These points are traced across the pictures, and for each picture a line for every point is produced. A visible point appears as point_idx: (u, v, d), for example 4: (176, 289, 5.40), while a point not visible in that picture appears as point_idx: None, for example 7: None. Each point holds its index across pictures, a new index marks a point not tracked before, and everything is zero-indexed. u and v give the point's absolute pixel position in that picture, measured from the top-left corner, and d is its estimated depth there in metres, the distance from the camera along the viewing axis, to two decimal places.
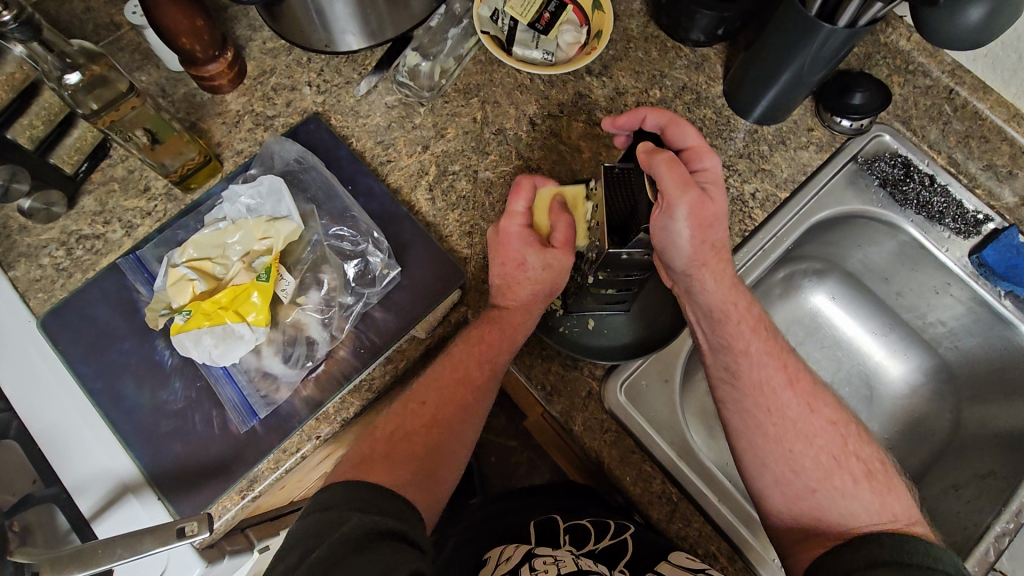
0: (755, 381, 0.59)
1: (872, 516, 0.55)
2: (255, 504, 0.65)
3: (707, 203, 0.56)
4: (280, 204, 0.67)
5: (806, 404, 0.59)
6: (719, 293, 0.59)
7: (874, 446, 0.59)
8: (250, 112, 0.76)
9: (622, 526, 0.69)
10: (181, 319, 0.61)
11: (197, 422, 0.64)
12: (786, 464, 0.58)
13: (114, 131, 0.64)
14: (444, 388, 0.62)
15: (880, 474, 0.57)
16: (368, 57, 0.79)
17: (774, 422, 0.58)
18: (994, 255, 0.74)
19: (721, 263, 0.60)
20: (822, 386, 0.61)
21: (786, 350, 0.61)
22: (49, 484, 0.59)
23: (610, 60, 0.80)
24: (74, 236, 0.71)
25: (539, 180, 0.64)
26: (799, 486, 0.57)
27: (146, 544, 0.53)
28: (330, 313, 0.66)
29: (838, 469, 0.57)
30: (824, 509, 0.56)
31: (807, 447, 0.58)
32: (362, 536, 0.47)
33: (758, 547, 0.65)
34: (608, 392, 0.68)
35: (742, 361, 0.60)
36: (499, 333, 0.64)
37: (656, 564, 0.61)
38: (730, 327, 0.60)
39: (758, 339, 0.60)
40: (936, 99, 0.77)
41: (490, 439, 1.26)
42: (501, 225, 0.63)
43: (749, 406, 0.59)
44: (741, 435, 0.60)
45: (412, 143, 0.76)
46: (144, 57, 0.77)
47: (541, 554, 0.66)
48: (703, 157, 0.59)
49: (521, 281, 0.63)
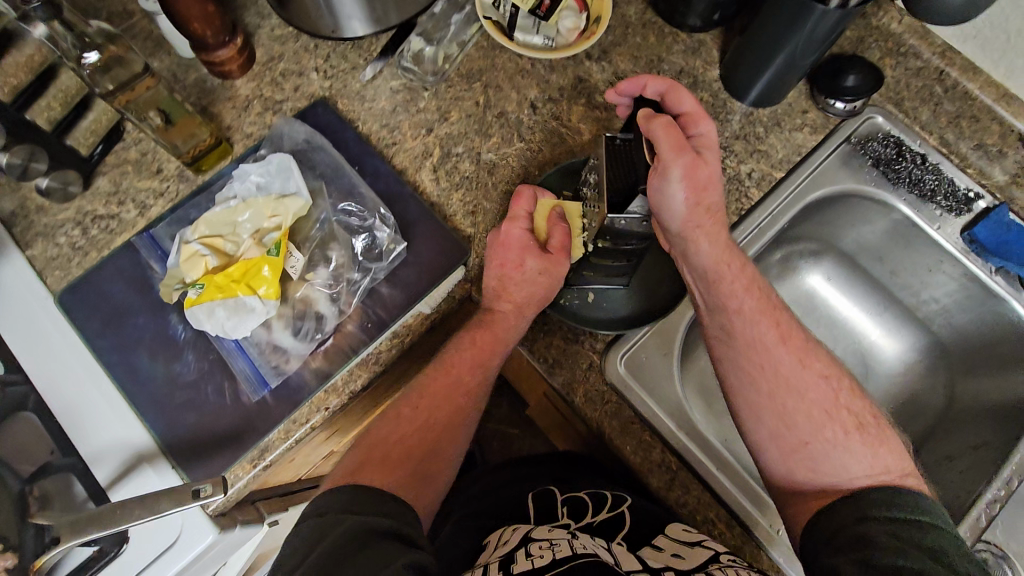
0: (749, 338, 0.61)
1: (865, 467, 0.56)
2: (266, 474, 0.67)
3: (700, 167, 0.58)
4: (289, 181, 0.69)
5: (798, 358, 0.61)
6: (710, 253, 0.62)
7: (866, 401, 0.60)
8: (259, 96, 0.79)
9: (619, 500, 0.71)
10: (194, 293, 0.63)
11: (209, 393, 0.66)
12: (778, 419, 0.59)
13: (130, 111, 0.66)
14: (438, 395, 0.65)
15: (872, 428, 0.59)
16: (373, 44, 0.81)
17: (767, 377, 0.60)
18: (985, 231, 0.75)
19: (714, 224, 0.62)
20: (817, 347, 0.63)
21: (780, 308, 0.63)
22: (66, 454, 0.62)
23: (609, 45, 0.82)
24: (89, 217, 0.73)
25: (540, 189, 0.69)
26: (792, 439, 0.59)
27: (162, 505, 0.55)
28: (338, 288, 0.68)
29: (830, 422, 0.58)
30: (816, 461, 0.58)
31: (799, 402, 0.59)
32: (370, 533, 0.50)
33: (765, 524, 0.66)
34: (608, 364, 0.70)
35: (736, 321, 0.62)
36: (491, 336, 0.66)
37: (652, 539, 0.64)
38: (724, 286, 0.62)
39: (750, 297, 0.62)
40: (927, 81, 0.79)
41: (492, 426, 1.29)
42: (503, 228, 0.67)
43: (742, 361, 0.61)
44: (736, 391, 0.62)
45: (416, 126, 0.78)
46: (157, 44, 0.79)
47: (538, 539, 0.63)
48: (698, 124, 0.61)
49: (518, 282, 0.65)
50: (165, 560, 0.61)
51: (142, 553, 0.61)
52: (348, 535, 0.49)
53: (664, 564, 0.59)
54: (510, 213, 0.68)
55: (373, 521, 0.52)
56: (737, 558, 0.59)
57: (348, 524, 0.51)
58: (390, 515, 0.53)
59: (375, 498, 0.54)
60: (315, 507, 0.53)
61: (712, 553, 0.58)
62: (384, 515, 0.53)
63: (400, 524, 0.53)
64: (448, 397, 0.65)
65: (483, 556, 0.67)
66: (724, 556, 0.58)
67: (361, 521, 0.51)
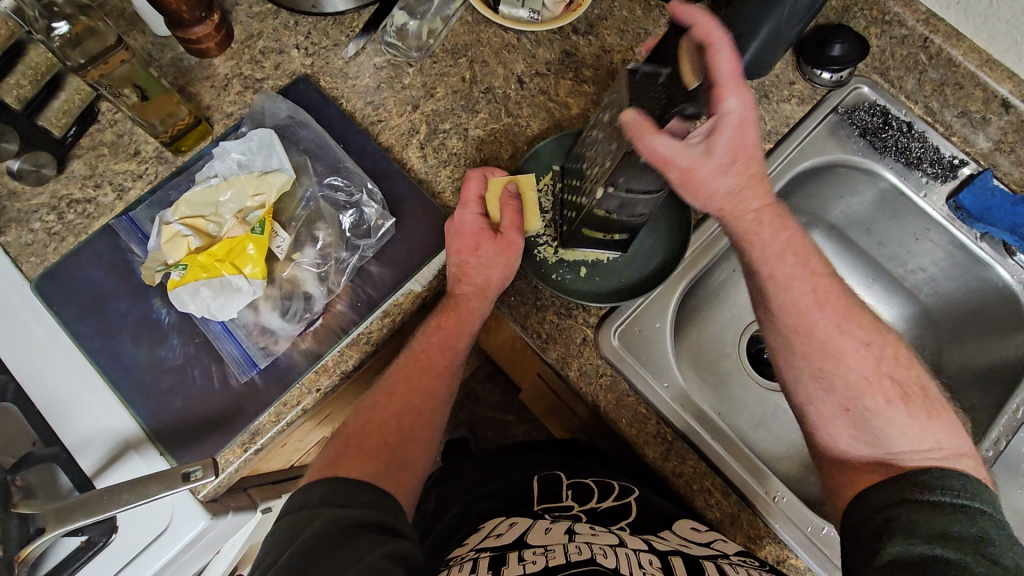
0: (785, 304, 0.61)
1: (912, 442, 0.57)
2: (258, 458, 0.65)
3: (703, 165, 0.55)
4: (271, 158, 0.67)
5: (841, 325, 0.60)
6: (745, 223, 0.60)
7: (913, 369, 0.60)
8: (238, 75, 0.76)
9: (625, 490, 0.71)
10: (177, 274, 0.62)
11: (196, 376, 0.65)
12: (816, 381, 0.60)
13: (103, 87, 0.63)
14: (410, 374, 0.65)
15: (919, 400, 0.58)
16: (355, 19, 0.79)
17: (805, 342, 0.60)
18: (970, 198, 0.76)
19: (743, 203, 0.60)
20: (863, 313, 0.61)
21: (828, 273, 0.62)
22: (48, 444, 0.60)
23: (595, 19, 0.81)
24: (64, 201, 0.71)
25: (487, 170, 0.70)
26: (832, 404, 0.60)
27: (152, 489, 0.54)
28: (326, 267, 0.67)
29: (872, 390, 0.58)
30: (860, 428, 0.59)
31: (837, 367, 0.59)
32: (355, 528, 0.49)
33: (764, 496, 0.66)
34: (601, 337, 0.69)
35: (768, 285, 0.61)
36: (457, 319, 0.67)
37: (659, 531, 0.63)
38: (771, 252, 0.61)
39: (787, 262, 0.61)
40: (912, 49, 0.79)
41: (485, 412, 1.28)
42: (456, 215, 0.68)
43: (781, 323, 0.62)
44: (775, 350, 0.63)
45: (402, 103, 0.76)
46: (130, 22, 0.77)
47: (533, 544, 0.60)
48: (722, 100, 0.53)
49: (475, 265, 0.66)
50: (155, 551, 0.60)
51: (134, 542, 0.60)
52: (323, 531, 0.48)
53: (670, 548, 0.59)
54: (461, 199, 0.69)
55: (352, 516, 0.50)
56: (747, 559, 0.58)
57: (324, 518, 0.50)
58: (371, 505, 0.52)
59: (352, 491, 0.53)
60: (294, 500, 0.53)
61: (716, 554, 0.58)
62: (362, 505, 0.52)
63: (382, 514, 0.52)
64: (423, 377, 0.65)
65: (474, 543, 0.66)
66: (734, 556, 0.58)
67: (343, 514, 0.50)
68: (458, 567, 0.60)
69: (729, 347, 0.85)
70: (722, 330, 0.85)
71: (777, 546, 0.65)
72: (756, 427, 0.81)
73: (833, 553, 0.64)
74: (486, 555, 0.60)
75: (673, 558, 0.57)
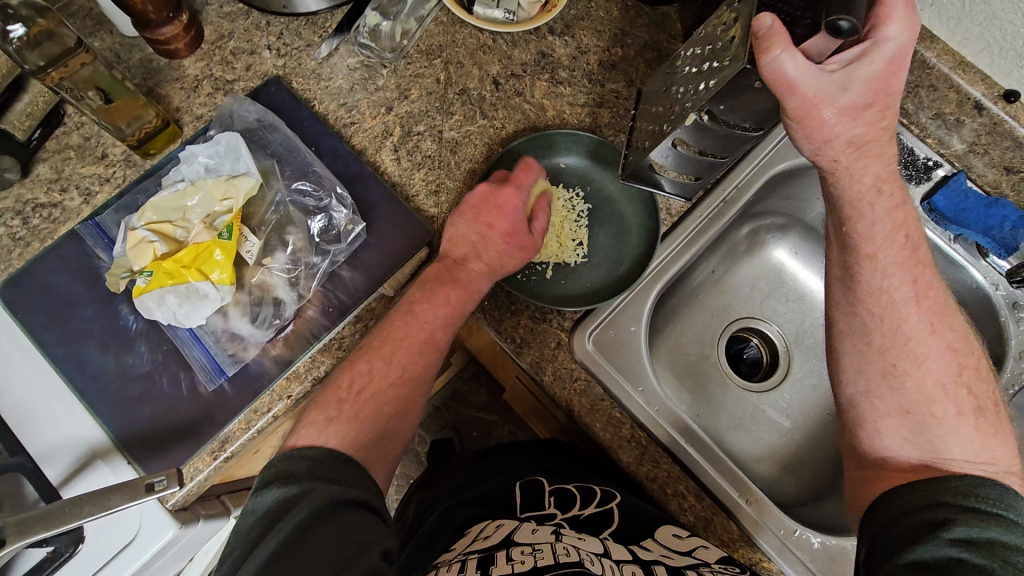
0: (875, 287, 0.59)
1: (970, 453, 0.56)
2: (227, 466, 0.65)
3: (831, 95, 0.51)
4: (239, 161, 0.66)
5: (929, 323, 0.58)
6: (859, 188, 0.58)
7: (988, 385, 0.58)
8: (209, 76, 0.75)
9: (608, 496, 0.71)
10: (142, 281, 0.61)
11: (164, 384, 0.64)
12: (886, 377, 0.58)
13: (64, 90, 0.62)
14: (420, 344, 0.63)
15: (989, 416, 0.57)
16: (328, 20, 0.78)
17: (885, 333, 0.59)
18: (944, 200, 0.77)
19: (861, 160, 0.57)
20: (954, 318, 0.59)
21: (925, 265, 0.59)
22: (14, 453, 0.57)
23: (572, 20, 0.80)
24: (30, 205, 0.70)
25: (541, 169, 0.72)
26: (892, 403, 0.58)
27: (114, 500, 0.53)
28: (296, 272, 0.66)
29: (945, 398, 0.57)
30: (916, 431, 0.57)
31: (915, 367, 0.58)
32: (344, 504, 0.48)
33: (750, 512, 0.66)
34: (576, 342, 0.69)
35: (866, 264, 0.59)
36: (455, 291, 0.65)
37: (640, 539, 0.63)
38: (873, 234, 0.59)
39: (880, 247, 0.59)
40: None
41: (469, 413, 1.28)
42: (510, 192, 0.67)
43: (860, 310, 0.60)
44: (846, 336, 0.61)
45: (375, 105, 0.75)
46: (97, 23, 0.75)
47: (521, 543, 0.59)
48: (884, 23, 0.50)
49: (496, 249, 0.66)
50: (122, 560, 0.59)
51: (100, 552, 0.58)
52: (317, 502, 0.47)
53: (654, 558, 0.59)
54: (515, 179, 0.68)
55: (343, 492, 0.49)
56: (729, 565, 0.58)
57: (325, 491, 0.48)
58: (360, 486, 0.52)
59: (341, 469, 0.52)
60: (278, 468, 0.51)
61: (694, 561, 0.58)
62: (352, 485, 0.51)
63: (369, 496, 0.51)
64: None
65: (461, 547, 0.65)
66: (715, 563, 0.58)
67: (336, 490, 0.49)
68: (445, 569, 0.59)
69: (708, 349, 0.84)
70: (701, 332, 0.85)
71: (749, 550, 0.66)
72: (734, 430, 0.81)
73: (805, 556, 0.65)
74: (473, 556, 0.59)
75: (657, 568, 0.57)
